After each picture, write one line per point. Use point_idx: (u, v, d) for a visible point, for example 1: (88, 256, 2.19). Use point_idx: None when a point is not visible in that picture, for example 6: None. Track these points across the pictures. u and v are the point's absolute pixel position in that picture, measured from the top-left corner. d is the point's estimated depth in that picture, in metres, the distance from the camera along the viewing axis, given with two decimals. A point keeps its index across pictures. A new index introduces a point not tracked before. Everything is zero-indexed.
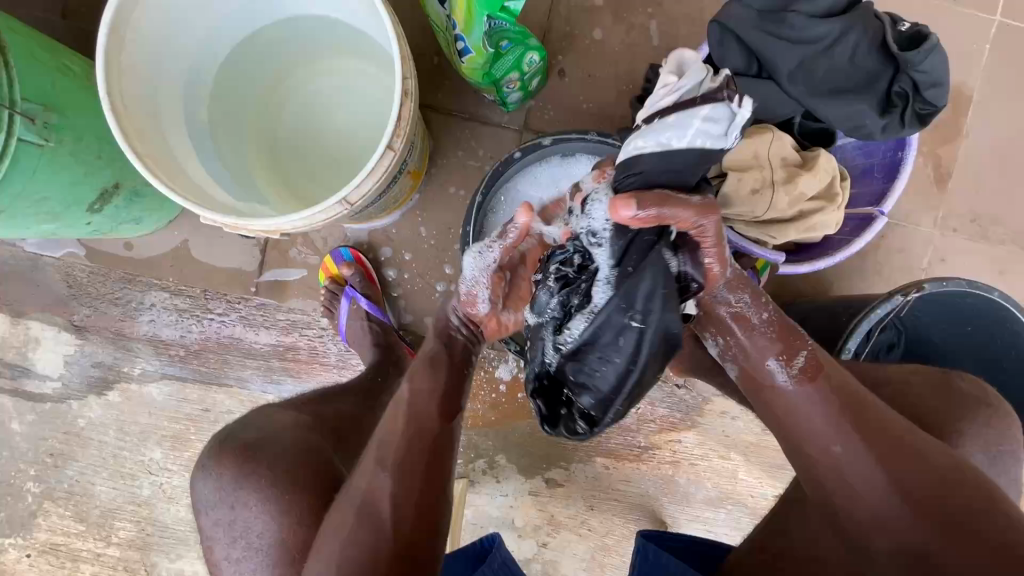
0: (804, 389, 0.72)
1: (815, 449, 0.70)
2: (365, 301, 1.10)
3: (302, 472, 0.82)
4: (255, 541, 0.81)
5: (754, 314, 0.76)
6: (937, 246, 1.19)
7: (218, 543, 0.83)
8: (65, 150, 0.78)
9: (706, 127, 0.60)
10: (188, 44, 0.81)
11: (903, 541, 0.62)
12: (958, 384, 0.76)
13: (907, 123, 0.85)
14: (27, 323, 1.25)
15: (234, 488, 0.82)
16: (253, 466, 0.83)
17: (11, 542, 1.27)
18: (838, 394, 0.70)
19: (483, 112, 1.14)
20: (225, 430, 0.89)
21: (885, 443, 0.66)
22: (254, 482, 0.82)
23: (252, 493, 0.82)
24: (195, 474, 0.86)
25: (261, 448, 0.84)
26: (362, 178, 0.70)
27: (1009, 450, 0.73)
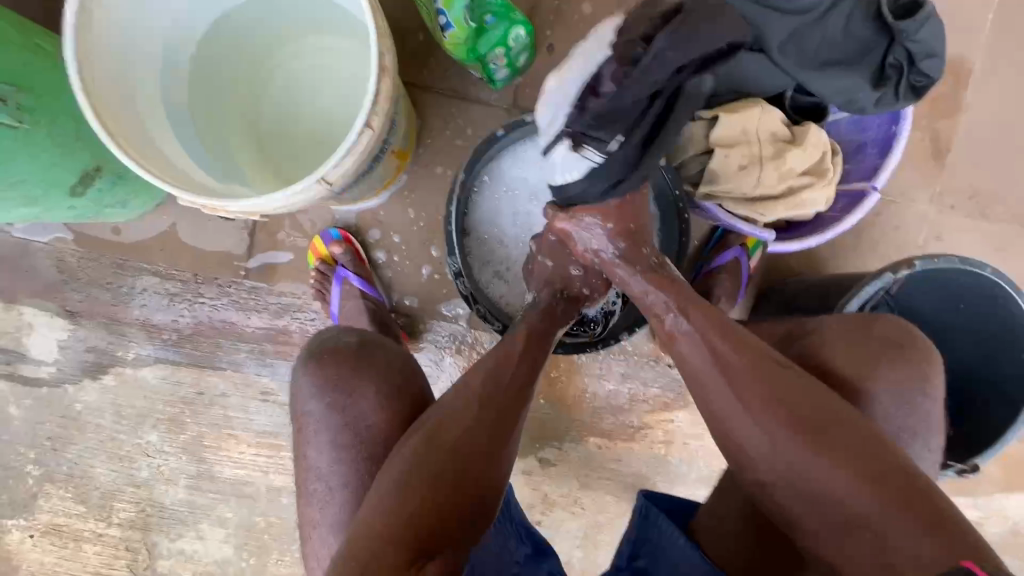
0: (690, 334, 0.73)
1: (703, 398, 0.71)
2: (356, 280, 1.10)
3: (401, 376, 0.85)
4: (355, 433, 0.81)
5: (628, 272, 0.80)
6: (932, 224, 1.17)
7: (316, 429, 0.83)
8: (40, 132, 0.77)
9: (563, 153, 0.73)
10: (162, 23, 0.80)
11: (779, 479, 0.65)
12: (874, 326, 0.76)
13: (903, 95, 0.83)
14: (19, 308, 1.25)
15: (339, 388, 0.83)
16: (366, 368, 0.84)
17: (15, 522, 1.30)
18: (717, 342, 0.71)
19: (470, 91, 1.11)
20: (325, 336, 0.91)
21: (765, 386, 0.67)
22: (368, 383, 0.83)
23: (365, 392, 0.82)
24: (298, 366, 0.87)
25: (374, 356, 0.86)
26: (340, 157, 0.69)
27: (914, 390, 0.74)
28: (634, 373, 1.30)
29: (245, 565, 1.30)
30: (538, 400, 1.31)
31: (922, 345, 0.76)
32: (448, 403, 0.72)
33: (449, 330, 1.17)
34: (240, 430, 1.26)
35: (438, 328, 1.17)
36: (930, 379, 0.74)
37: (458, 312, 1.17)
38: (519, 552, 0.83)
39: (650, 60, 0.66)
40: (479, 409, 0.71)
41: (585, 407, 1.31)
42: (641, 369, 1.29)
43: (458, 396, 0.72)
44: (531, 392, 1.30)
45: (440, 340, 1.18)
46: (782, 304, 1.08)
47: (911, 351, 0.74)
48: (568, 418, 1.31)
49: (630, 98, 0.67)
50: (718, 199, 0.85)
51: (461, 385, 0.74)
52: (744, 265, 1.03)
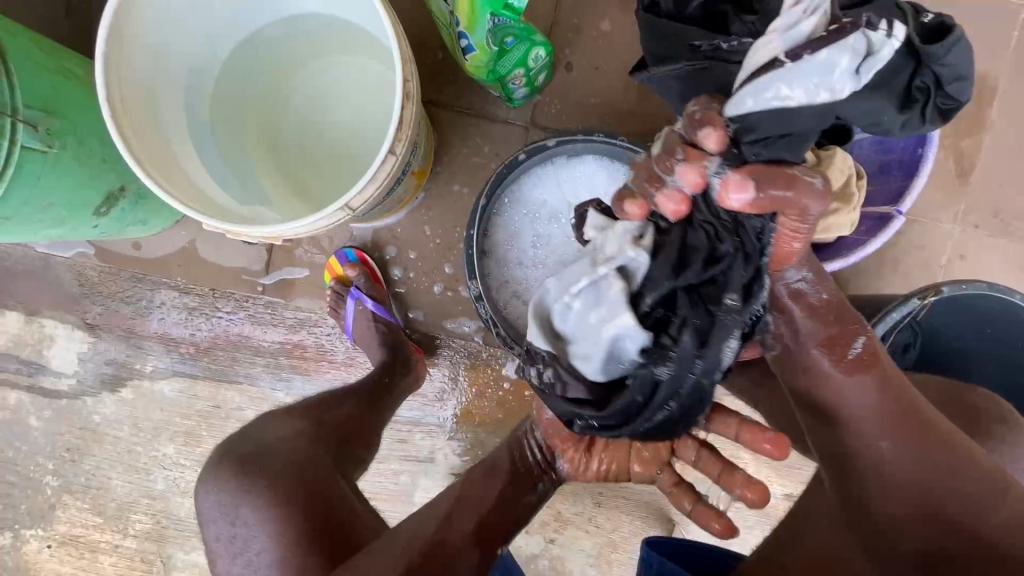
0: (857, 381, 0.66)
1: (858, 442, 0.65)
2: (370, 302, 1.10)
3: (296, 493, 0.79)
4: (254, 560, 0.78)
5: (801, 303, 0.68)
6: (956, 242, 1.16)
7: (220, 556, 0.81)
8: (68, 156, 0.78)
9: (854, 62, 0.56)
10: (189, 46, 0.81)
11: (932, 545, 0.59)
12: (969, 397, 0.76)
13: (928, 119, 0.83)
14: (41, 321, 1.26)
15: (234, 504, 0.80)
16: (257, 473, 0.80)
17: (33, 533, 1.31)
18: (890, 389, 0.65)
19: (488, 108, 1.12)
20: (238, 434, 0.87)
21: (936, 448, 0.62)
22: (251, 500, 0.79)
23: (250, 510, 0.79)
24: (200, 485, 0.84)
25: (259, 463, 0.81)
26: (364, 184, 0.69)
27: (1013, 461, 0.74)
28: None
29: None
30: None
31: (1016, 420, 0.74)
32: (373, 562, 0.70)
33: (463, 346, 1.17)
34: None
35: (453, 345, 1.17)
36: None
37: (465, 328, 1.17)
38: None
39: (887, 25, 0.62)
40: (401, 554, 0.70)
41: None
42: None
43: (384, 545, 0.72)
44: None
45: (454, 355, 1.18)
46: None
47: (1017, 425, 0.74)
48: None
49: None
50: None
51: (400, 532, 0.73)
52: None
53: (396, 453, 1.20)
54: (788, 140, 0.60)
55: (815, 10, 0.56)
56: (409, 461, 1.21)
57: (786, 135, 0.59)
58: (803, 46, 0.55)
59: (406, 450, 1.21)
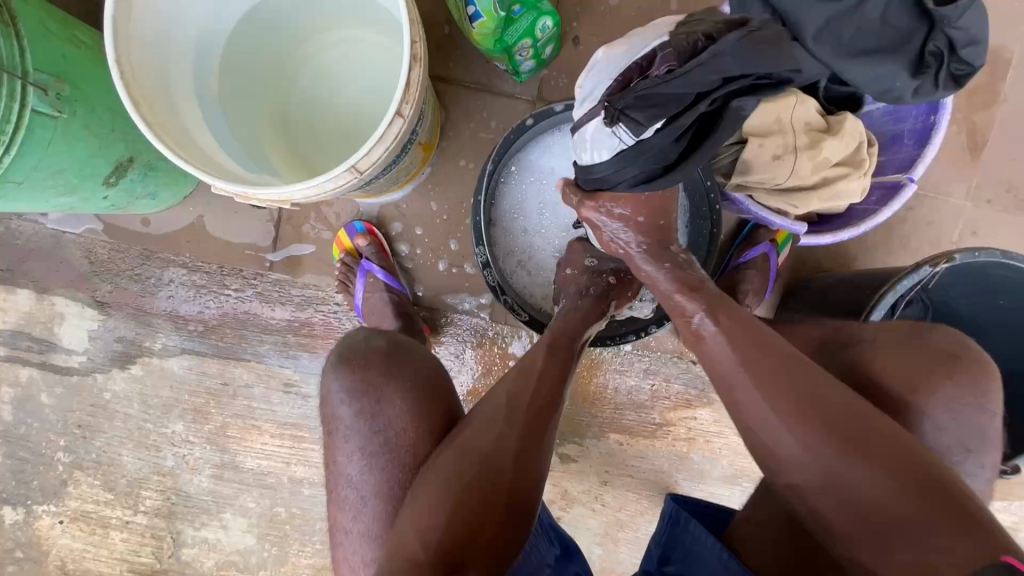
0: (716, 333, 0.73)
1: (728, 395, 0.70)
2: (381, 273, 1.10)
3: (422, 378, 0.83)
4: (394, 441, 0.79)
5: (657, 269, 0.81)
6: (968, 217, 1.14)
7: (350, 436, 0.81)
8: (77, 122, 0.78)
9: (597, 137, 0.69)
10: (196, 14, 0.80)
11: (806, 479, 0.62)
12: (925, 336, 0.74)
13: (942, 85, 0.81)
14: (52, 299, 1.28)
15: (370, 387, 0.82)
16: (399, 368, 0.83)
17: (45, 509, 1.32)
18: (739, 335, 0.71)
19: (495, 83, 1.11)
20: (353, 337, 0.89)
21: (794, 385, 0.65)
22: (395, 385, 0.82)
23: (394, 393, 0.81)
24: (329, 373, 0.85)
25: (402, 358, 0.85)
26: (372, 145, 0.69)
27: (971, 402, 0.71)
28: (655, 369, 1.29)
29: (267, 554, 1.31)
30: None
31: (972, 358, 0.72)
32: (472, 424, 0.72)
33: (471, 323, 1.18)
34: (263, 421, 1.28)
35: (460, 321, 1.18)
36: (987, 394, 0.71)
37: (466, 304, 1.17)
38: (551, 554, 0.81)
39: (709, 54, 0.61)
40: (505, 419, 0.71)
41: (606, 402, 1.30)
42: (664, 365, 1.28)
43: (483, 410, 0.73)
44: None
45: (462, 333, 1.18)
46: (812, 300, 1.05)
47: (962, 362, 0.72)
48: (589, 413, 1.30)
49: (677, 90, 0.61)
50: (747, 190, 0.85)
51: (480, 410, 0.74)
52: (773, 259, 1.03)
53: None
54: (600, 181, 0.75)
55: (582, 102, 0.72)
56: None
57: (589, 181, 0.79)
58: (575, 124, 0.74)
59: None
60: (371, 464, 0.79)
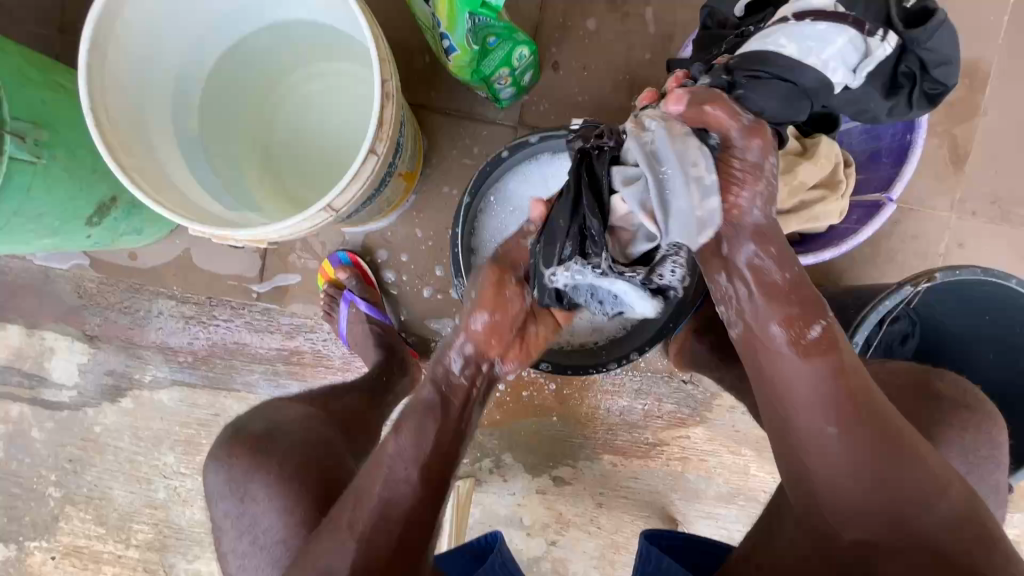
0: (805, 361, 0.68)
1: (800, 425, 0.68)
2: (363, 304, 1.09)
3: (297, 455, 0.81)
4: (265, 537, 0.77)
5: (765, 261, 0.70)
6: (954, 230, 1.14)
7: (227, 534, 0.80)
8: (57, 166, 0.79)
9: (846, 50, 0.74)
10: (173, 56, 0.82)
11: (861, 528, 0.63)
12: (937, 384, 0.74)
13: (915, 104, 0.82)
14: (41, 333, 1.28)
15: (242, 480, 0.80)
16: (267, 456, 0.81)
17: (37, 545, 1.31)
18: (839, 372, 0.66)
19: (477, 109, 1.12)
20: (239, 420, 0.89)
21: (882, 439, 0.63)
22: (263, 476, 0.79)
23: (262, 486, 0.79)
24: (207, 467, 0.84)
25: (270, 444, 0.82)
26: (346, 184, 0.69)
27: (987, 453, 0.71)
28: (647, 389, 1.28)
29: None
30: (552, 417, 1.29)
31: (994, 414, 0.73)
32: (332, 529, 0.69)
33: None
34: None
35: None
36: (1000, 448, 0.72)
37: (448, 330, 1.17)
38: None
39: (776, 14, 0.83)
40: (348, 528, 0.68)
41: (599, 422, 1.29)
42: (655, 384, 1.27)
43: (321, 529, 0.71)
44: (544, 410, 1.29)
45: None
46: None
47: (986, 417, 0.72)
48: (581, 435, 1.29)
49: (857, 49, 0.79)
50: None
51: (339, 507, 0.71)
52: None
53: None
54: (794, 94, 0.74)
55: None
56: None
57: (778, 85, 0.73)
58: (807, 15, 0.74)
59: None
60: (245, 564, 0.77)
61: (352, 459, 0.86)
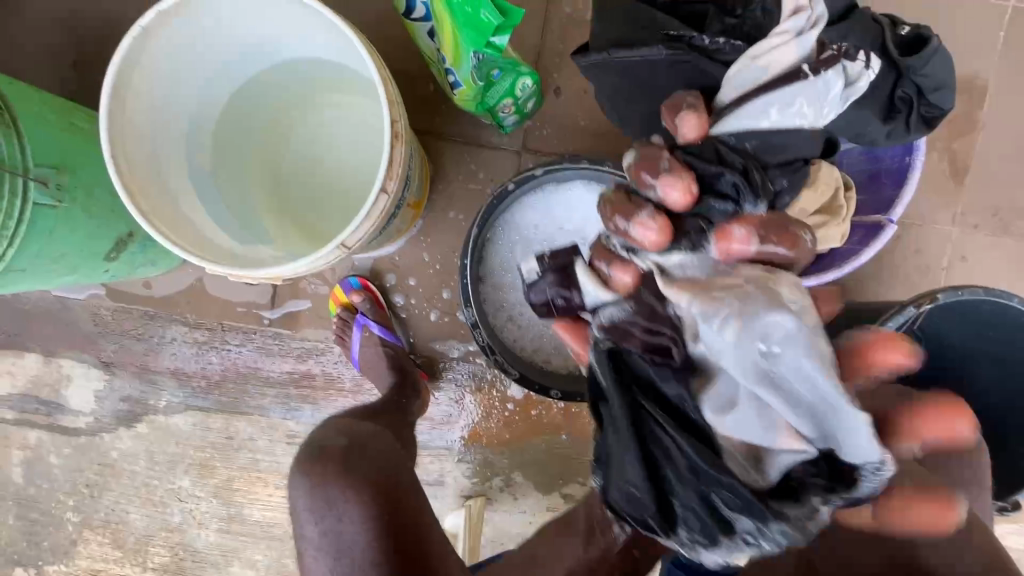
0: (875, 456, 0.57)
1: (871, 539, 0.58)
2: (376, 327, 1.12)
3: (377, 473, 0.82)
4: (345, 554, 0.77)
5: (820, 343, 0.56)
6: (956, 243, 1.15)
7: (313, 550, 0.80)
8: (77, 207, 0.82)
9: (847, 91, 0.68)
10: (187, 97, 0.85)
11: None
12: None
13: (913, 126, 0.83)
14: (59, 361, 1.30)
15: (325, 500, 0.79)
16: (353, 473, 0.80)
17: (56, 569, 1.33)
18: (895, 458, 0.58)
19: (481, 135, 1.14)
20: (315, 437, 0.87)
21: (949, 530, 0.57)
22: (348, 498, 0.78)
23: (348, 508, 0.78)
24: (291, 484, 0.82)
25: (356, 459, 0.82)
26: (358, 222, 0.71)
27: (973, 478, 0.74)
28: None
29: None
30: None
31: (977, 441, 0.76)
32: None
33: (468, 368, 1.19)
34: (268, 474, 1.29)
35: (457, 368, 1.19)
36: (981, 474, 0.76)
37: (454, 351, 1.19)
38: None
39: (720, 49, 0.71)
40: None
41: None
42: None
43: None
44: None
45: (460, 378, 1.19)
46: None
47: (971, 445, 0.76)
48: None
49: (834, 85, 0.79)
50: None
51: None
52: None
53: None
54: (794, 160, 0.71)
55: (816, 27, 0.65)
56: (419, 485, 1.22)
57: (798, 165, 0.72)
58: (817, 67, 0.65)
59: (416, 475, 1.21)
60: None
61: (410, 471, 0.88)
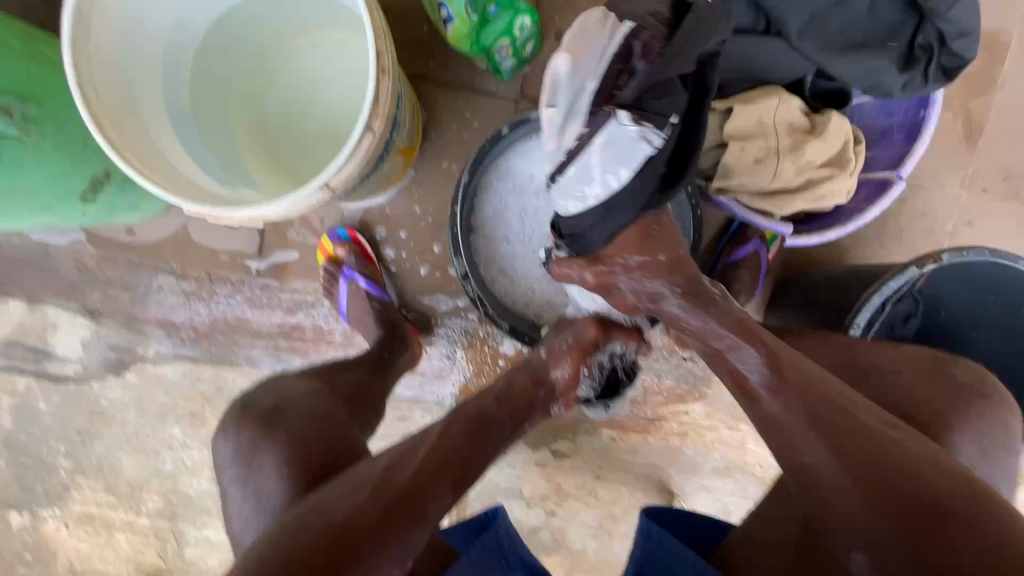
0: (773, 391, 0.72)
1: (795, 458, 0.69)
2: (362, 281, 1.09)
3: (306, 421, 0.82)
4: (265, 502, 0.76)
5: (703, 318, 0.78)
6: (963, 207, 1.12)
7: (232, 500, 0.80)
8: (47, 142, 0.78)
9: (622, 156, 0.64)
10: (162, 26, 0.79)
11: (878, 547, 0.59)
12: (951, 370, 0.76)
13: (931, 78, 0.79)
14: (43, 309, 1.28)
15: (251, 449, 0.80)
16: (279, 423, 0.82)
17: (50, 512, 1.35)
18: (801, 390, 0.70)
19: (476, 81, 1.09)
20: (258, 389, 0.90)
21: (871, 455, 0.64)
22: (270, 447, 0.79)
23: (269, 455, 0.79)
24: (217, 437, 0.85)
25: (281, 418, 0.82)
26: (342, 162, 0.68)
27: (999, 440, 0.73)
28: (647, 366, 1.29)
29: None
30: None
31: (1002, 399, 0.74)
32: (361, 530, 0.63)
33: (461, 324, 1.17)
34: None
35: (449, 324, 1.17)
36: (1011, 434, 0.74)
37: (443, 305, 1.17)
38: None
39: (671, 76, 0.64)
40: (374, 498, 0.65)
41: None
42: (655, 361, 1.28)
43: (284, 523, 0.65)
44: None
45: (452, 334, 1.18)
46: (800, 298, 1.04)
47: (998, 403, 0.74)
48: (581, 411, 1.30)
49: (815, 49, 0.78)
50: (731, 192, 0.81)
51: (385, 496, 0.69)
52: (762, 256, 1.02)
53: (396, 432, 1.21)
54: (614, 214, 0.70)
55: (563, 121, 0.65)
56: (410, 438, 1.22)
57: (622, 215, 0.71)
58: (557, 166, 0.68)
59: (406, 429, 1.21)
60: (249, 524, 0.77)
61: (360, 434, 0.87)
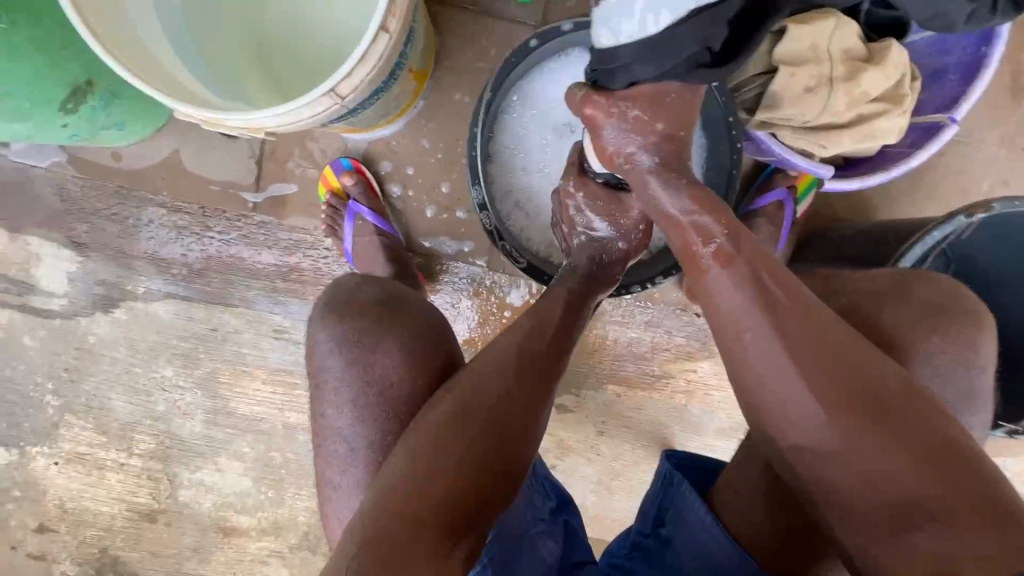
0: (723, 275, 0.63)
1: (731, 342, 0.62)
2: (369, 215, 1.04)
3: (414, 321, 0.82)
4: (382, 391, 0.78)
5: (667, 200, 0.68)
6: (1001, 167, 1.06)
7: (339, 388, 0.80)
8: (19, 35, 0.69)
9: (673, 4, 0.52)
10: None
11: (814, 448, 0.58)
12: (912, 288, 0.70)
13: (1000, 10, 0.70)
14: (25, 239, 1.21)
15: (359, 342, 0.80)
16: (390, 320, 0.81)
17: (39, 450, 1.31)
18: (760, 277, 0.62)
19: (494, 5, 1.01)
20: (343, 284, 0.87)
21: (829, 360, 0.58)
22: (388, 341, 0.80)
23: (387, 348, 0.80)
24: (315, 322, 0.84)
25: (395, 308, 0.83)
26: (352, 66, 0.61)
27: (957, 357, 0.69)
28: (656, 322, 1.25)
29: (263, 497, 1.30)
30: None
31: (972, 314, 0.70)
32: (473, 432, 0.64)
33: (467, 272, 1.11)
34: (255, 368, 1.25)
35: (456, 271, 1.11)
36: (977, 352, 0.70)
37: (449, 249, 1.11)
38: (546, 508, 0.82)
39: None
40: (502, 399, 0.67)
41: (606, 352, 1.27)
42: (666, 317, 1.24)
43: (437, 416, 0.66)
44: None
45: (457, 282, 1.11)
46: (827, 251, 0.99)
47: (963, 318, 0.70)
48: (587, 364, 1.27)
49: None
50: (772, 129, 0.79)
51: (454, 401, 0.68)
52: (789, 206, 0.97)
53: None
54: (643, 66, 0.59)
55: None
56: None
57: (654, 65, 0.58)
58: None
59: None
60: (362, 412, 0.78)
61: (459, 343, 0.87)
